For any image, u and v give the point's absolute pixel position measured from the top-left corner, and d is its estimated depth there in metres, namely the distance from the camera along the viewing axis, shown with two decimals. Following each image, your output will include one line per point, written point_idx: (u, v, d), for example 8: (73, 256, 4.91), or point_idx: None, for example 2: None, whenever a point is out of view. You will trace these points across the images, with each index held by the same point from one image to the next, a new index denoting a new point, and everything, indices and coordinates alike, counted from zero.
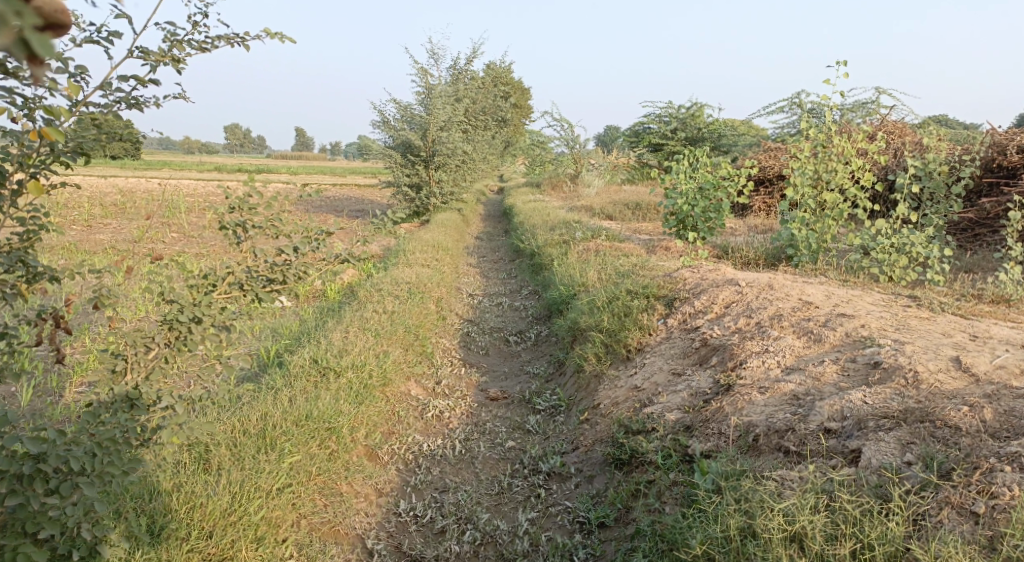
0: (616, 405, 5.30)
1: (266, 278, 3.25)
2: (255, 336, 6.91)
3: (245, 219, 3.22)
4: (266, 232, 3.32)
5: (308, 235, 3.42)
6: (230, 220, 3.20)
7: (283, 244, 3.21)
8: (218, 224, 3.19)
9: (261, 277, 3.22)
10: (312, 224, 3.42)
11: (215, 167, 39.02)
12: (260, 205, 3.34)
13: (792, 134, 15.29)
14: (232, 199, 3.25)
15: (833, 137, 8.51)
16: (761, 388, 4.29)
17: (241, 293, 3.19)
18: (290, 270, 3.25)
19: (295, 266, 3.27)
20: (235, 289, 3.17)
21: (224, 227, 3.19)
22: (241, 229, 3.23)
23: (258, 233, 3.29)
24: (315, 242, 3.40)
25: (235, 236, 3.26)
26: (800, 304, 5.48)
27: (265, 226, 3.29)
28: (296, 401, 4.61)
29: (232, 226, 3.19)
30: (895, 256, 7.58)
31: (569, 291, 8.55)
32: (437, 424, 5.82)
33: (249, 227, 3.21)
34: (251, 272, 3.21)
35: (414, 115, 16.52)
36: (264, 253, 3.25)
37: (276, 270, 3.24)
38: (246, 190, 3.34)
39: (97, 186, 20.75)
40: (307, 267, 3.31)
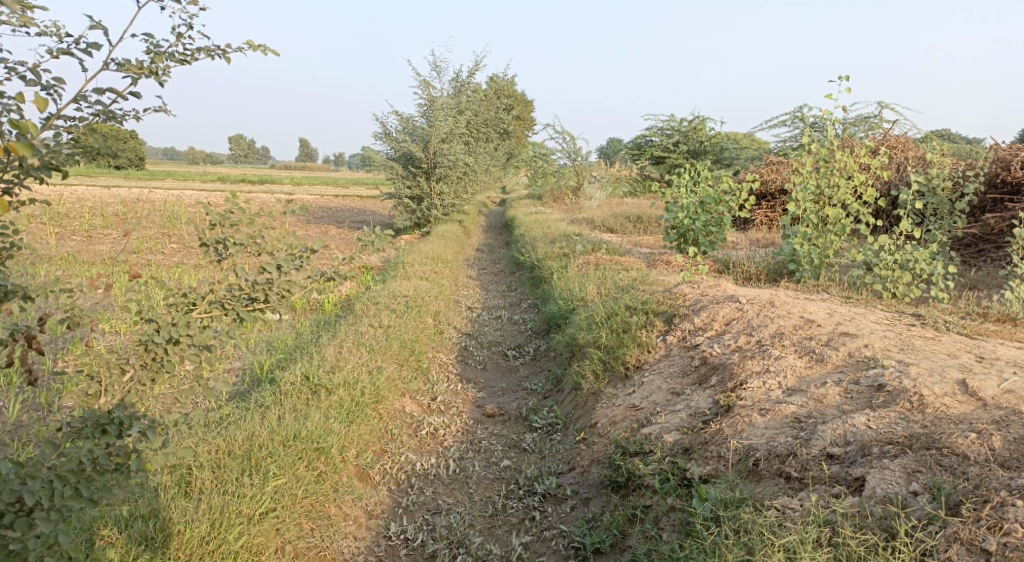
0: (613, 424, 5.19)
1: (247, 295, 3.20)
2: (249, 350, 6.81)
3: (226, 236, 3.16)
4: (247, 249, 3.24)
5: (293, 253, 3.32)
6: (210, 238, 3.17)
7: (264, 263, 3.15)
8: (198, 242, 3.17)
9: (241, 297, 3.18)
10: (297, 241, 3.32)
11: (219, 176, 38.99)
12: (243, 221, 3.26)
13: (794, 148, 15.24)
14: (213, 216, 3.20)
15: (835, 152, 8.41)
16: (762, 410, 4.17)
17: (221, 313, 3.17)
18: (272, 288, 3.18)
19: (277, 283, 3.19)
20: (215, 309, 3.16)
21: (204, 245, 3.16)
22: (221, 247, 3.18)
23: (239, 249, 3.20)
24: (300, 259, 3.31)
25: (216, 254, 3.20)
26: (802, 322, 5.37)
27: (246, 243, 3.21)
28: (284, 420, 4.50)
29: (212, 244, 3.16)
30: (898, 273, 7.48)
31: (568, 306, 8.45)
32: (432, 442, 5.71)
33: (229, 245, 3.15)
34: (230, 292, 3.17)
35: (416, 127, 16.48)
36: (245, 271, 3.18)
37: (257, 290, 3.19)
38: (227, 206, 3.29)
39: (99, 196, 20.74)
40: (291, 285, 3.23)
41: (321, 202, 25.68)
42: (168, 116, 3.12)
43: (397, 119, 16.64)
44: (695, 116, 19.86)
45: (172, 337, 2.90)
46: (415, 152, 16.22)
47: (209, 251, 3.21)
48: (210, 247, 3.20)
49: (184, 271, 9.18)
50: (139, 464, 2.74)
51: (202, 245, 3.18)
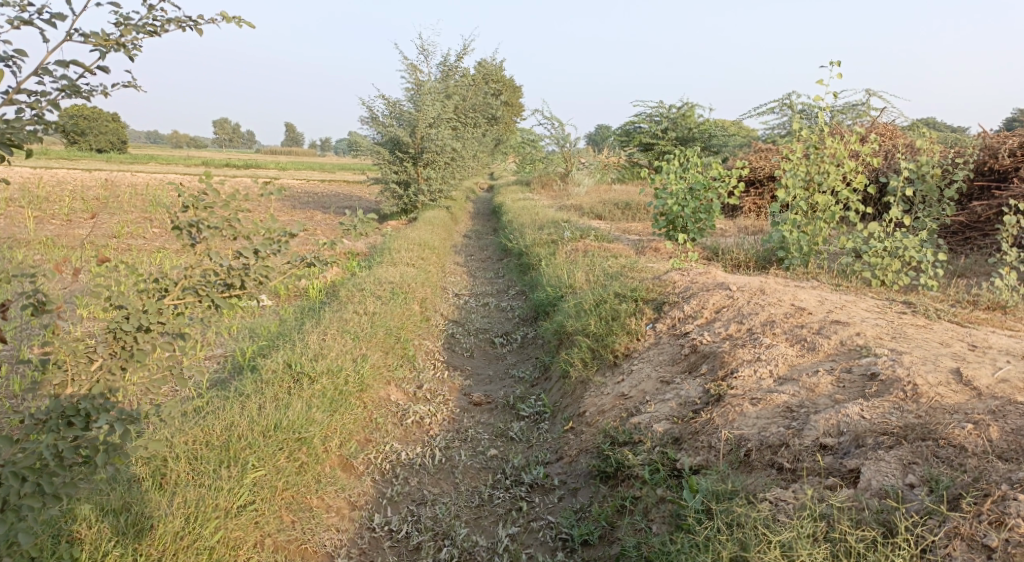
0: (602, 413, 5.12)
1: (222, 282, 3.12)
2: (231, 338, 6.68)
3: (199, 219, 3.06)
4: (223, 233, 3.13)
5: (270, 237, 3.21)
6: (182, 221, 3.07)
7: (240, 247, 3.05)
8: (170, 225, 3.08)
9: (216, 282, 3.10)
10: (275, 224, 3.20)
11: (205, 161, 38.55)
12: (218, 203, 3.14)
13: (782, 135, 15.20)
14: (185, 198, 3.10)
15: (825, 139, 8.34)
16: (753, 399, 4.09)
17: (196, 299, 3.07)
18: (250, 272, 3.11)
19: (254, 268, 3.11)
20: (189, 295, 3.06)
21: (176, 229, 3.05)
22: (195, 230, 3.09)
23: (213, 232, 3.08)
24: (278, 243, 3.19)
25: (190, 238, 3.10)
26: (793, 310, 5.30)
27: (220, 226, 3.09)
28: (265, 410, 4.39)
29: (185, 228, 3.06)
30: (888, 261, 7.43)
31: (556, 293, 8.36)
32: (417, 431, 5.63)
33: (203, 228, 3.05)
34: (204, 279, 3.07)
35: (403, 111, 16.28)
36: (220, 255, 3.08)
37: (233, 275, 3.11)
38: (200, 188, 3.19)
39: (80, 179, 20.42)
40: (269, 270, 3.15)
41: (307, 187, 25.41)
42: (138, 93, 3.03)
43: (384, 103, 16.44)
44: (684, 103, 19.76)
45: (143, 326, 2.83)
46: (402, 137, 16.02)
47: (182, 234, 3.11)
48: (184, 231, 3.09)
49: (166, 256, 9.02)
50: (107, 457, 2.62)
51: (175, 229, 3.08)
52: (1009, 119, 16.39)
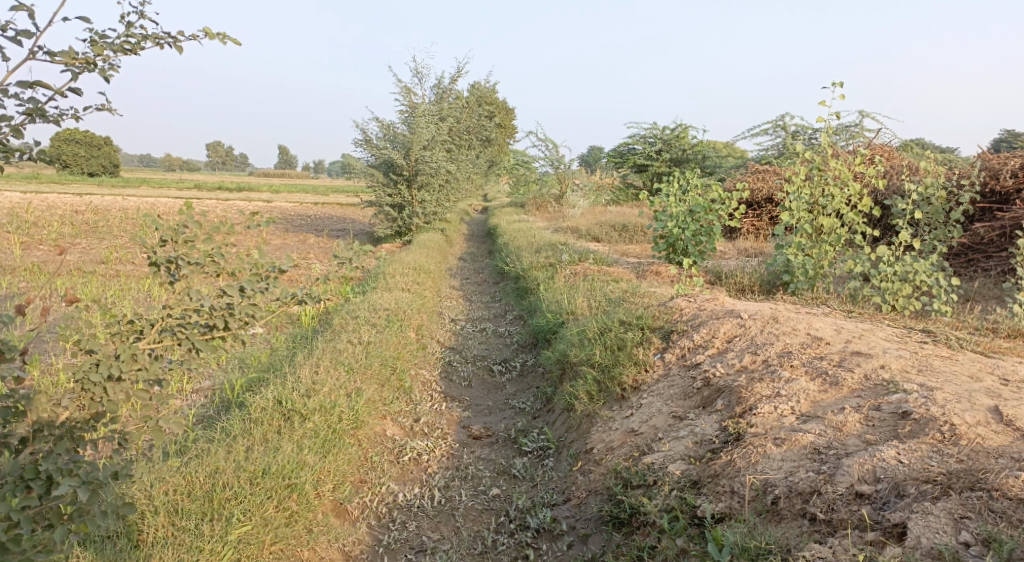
0: (611, 451, 4.87)
1: (202, 323, 2.96)
2: (220, 370, 6.40)
3: (178, 254, 3.02)
4: (205, 270, 3.09)
5: (259, 273, 3.08)
6: (160, 258, 3.02)
7: (224, 286, 2.92)
8: (148, 260, 3.00)
9: (197, 324, 2.94)
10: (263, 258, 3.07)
11: (197, 184, 38.28)
12: (200, 238, 3.08)
13: (777, 156, 15.07)
14: (164, 231, 3.02)
15: (829, 160, 8.14)
16: (776, 439, 3.82)
17: (174, 342, 2.92)
18: (235, 310, 2.94)
19: (238, 308, 2.95)
20: (167, 337, 2.90)
21: (154, 265, 2.99)
22: (173, 267, 3.04)
23: (194, 269, 3.06)
24: (267, 280, 3.09)
25: (168, 275, 3.05)
26: (810, 340, 5.04)
27: (203, 262, 3.06)
28: (252, 454, 4.20)
29: (163, 264, 3.00)
30: (898, 285, 7.17)
31: (556, 319, 8.10)
32: (415, 469, 5.35)
33: (181, 263, 3.00)
34: (183, 321, 2.91)
35: (397, 134, 16.03)
36: (201, 294, 2.95)
37: (215, 316, 2.94)
38: (179, 219, 3.06)
39: (70, 203, 20.08)
40: (254, 310, 3.01)
41: (300, 210, 25.14)
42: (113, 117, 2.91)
43: (378, 125, 16.21)
44: (677, 124, 19.68)
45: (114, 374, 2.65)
46: (396, 159, 15.80)
47: (160, 271, 3.05)
48: (161, 267, 3.04)
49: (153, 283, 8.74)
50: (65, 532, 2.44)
51: (153, 265, 3.02)
52: (1001, 137, 16.39)
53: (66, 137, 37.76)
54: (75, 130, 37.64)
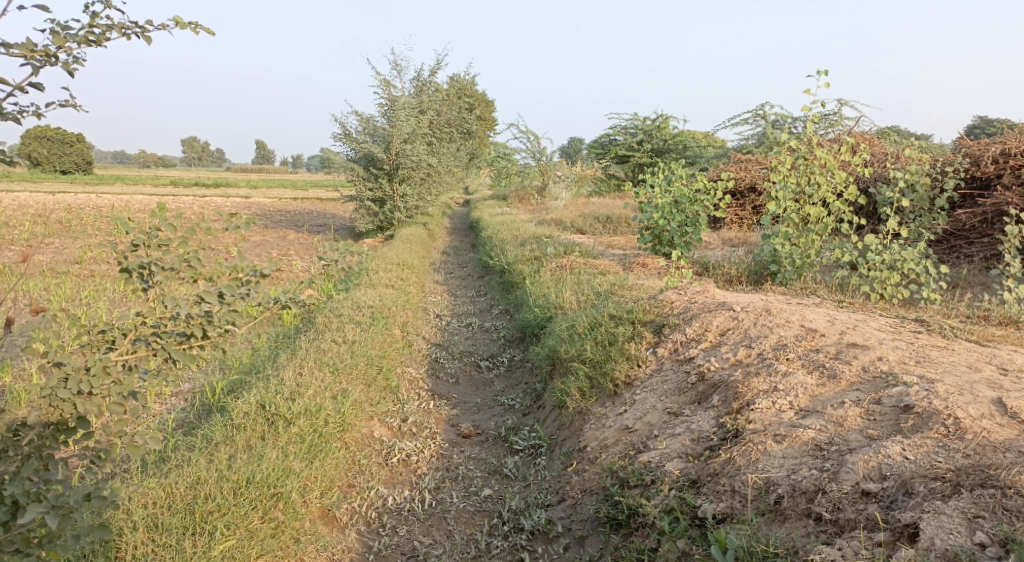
0: (605, 449, 4.78)
1: (178, 332, 3.03)
2: (200, 372, 6.25)
3: (151, 259, 2.99)
4: (180, 275, 3.07)
5: (238, 277, 3.20)
6: (132, 263, 2.99)
7: (204, 292, 3.00)
8: (120, 267, 2.98)
9: (173, 333, 3.00)
10: (243, 263, 3.22)
11: (174, 181, 37.75)
12: (173, 242, 3.06)
13: (759, 146, 15.03)
14: (136, 236, 3.00)
15: (815, 148, 8.03)
16: (777, 435, 3.73)
17: (149, 352, 2.97)
18: (215, 316, 3.03)
19: (216, 316, 3.04)
20: (140, 347, 2.95)
21: (126, 270, 2.97)
22: (146, 272, 3.00)
23: (169, 274, 3.03)
24: (245, 286, 3.17)
25: (141, 280, 3.02)
26: (805, 332, 4.95)
27: (177, 267, 3.03)
28: (235, 463, 4.11)
29: (135, 270, 2.98)
30: (887, 273, 7.06)
31: (543, 314, 7.99)
32: (404, 470, 5.24)
33: (154, 269, 2.97)
34: (158, 331, 2.98)
35: (376, 128, 15.82)
36: (178, 302, 3.01)
37: (193, 324, 3.02)
38: (153, 223, 3.06)
39: (43, 203, 19.63)
40: (233, 317, 3.09)
41: (280, 206, 24.82)
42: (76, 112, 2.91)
43: (357, 119, 15.97)
44: (658, 115, 19.63)
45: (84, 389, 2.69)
46: (376, 153, 15.59)
47: (132, 277, 3.02)
48: (133, 273, 3.01)
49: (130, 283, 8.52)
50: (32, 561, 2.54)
51: (124, 271, 2.99)
52: (975, 123, 16.48)
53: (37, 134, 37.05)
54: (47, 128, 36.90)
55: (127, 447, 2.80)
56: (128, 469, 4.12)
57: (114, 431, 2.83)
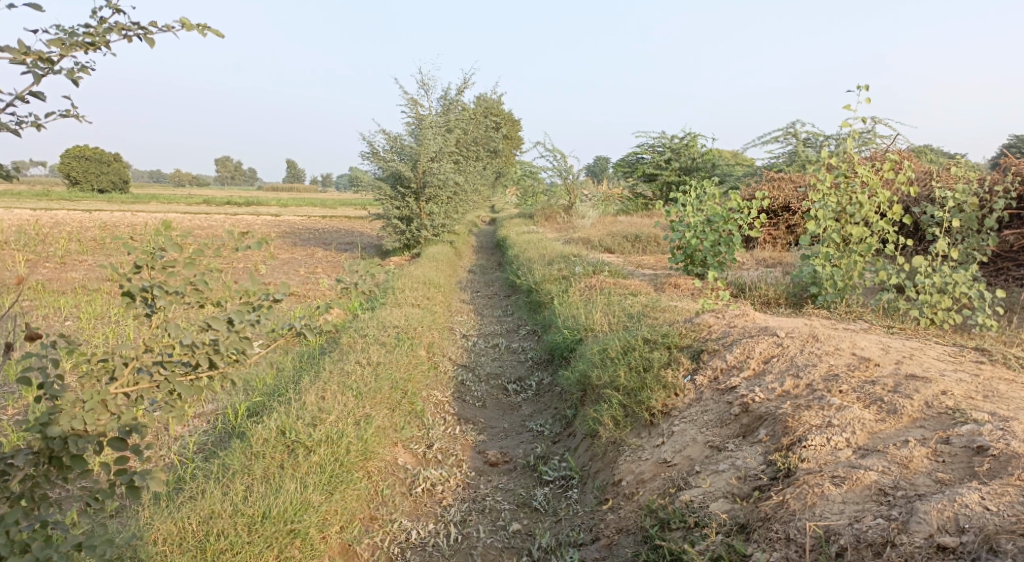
0: (642, 484, 4.50)
1: (182, 363, 2.90)
2: (222, 394, 6.05)
3: (155, 283, 2.91)
4: (184, 299, 3.03)
5: (248, 301, 3.17)
6: (134, 286, 2.90)
7: (212, 318, 2.89)
8: (122, 289, 2.88)
9: (177, 363, 2.87)
10: (254, 287, 3.18)
11: (206, 199, 38.10)
12: (178, 264, 3.01)
13: (792, 164, 14.67)
14: (141, 258, 2.93)
15: (857, 166, 7.64)
16: (835, 477, 3.43)
17: (151, 383, 2.82)
18: (222, 343, 2.90)
19: (223, 344, 2.91)
20: (142, 379, 2.79)
21: (128, 294, 2.88)
22: (149, 296, 2.94)
23: (173, 298, 2.98)
24: (255, 311, 3.13)
25: (144, 305, 2.96)
26: (857, 361, 4.61)
27: (183, 292, 2.99)
28: (251, 495, 3.89)
29: (138, 293, 2.89)
30: (937, 297, 6.66)
31: (572, 336, 7.68)
32: (428, 501, 4.98)
33: (158, 291, 2.90)
34: (161, 362, 2.83)
35: (404, 146, 15.66)
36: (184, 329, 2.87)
37: (199, 353, 2.91)
38: (157, 242, 3.02)
39: (78, 221, 19.77)
40: (243, 343, 3.00)
41: (309, 224, 24.85)
42: (81, 123, 2.81)
43: (385, 137, 15.84)
44: (687, 133, 19.34)
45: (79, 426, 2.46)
46: (404, 171, 15.45)
47: (134, 302, 2.95)
48: (135, 297, 2.93)
49: None
50: None
51: (126, 294, 2.90)
52: (1012, 143, 15.98)
53: (74, 153, 37.67)
54: (84, 147, 37.50)
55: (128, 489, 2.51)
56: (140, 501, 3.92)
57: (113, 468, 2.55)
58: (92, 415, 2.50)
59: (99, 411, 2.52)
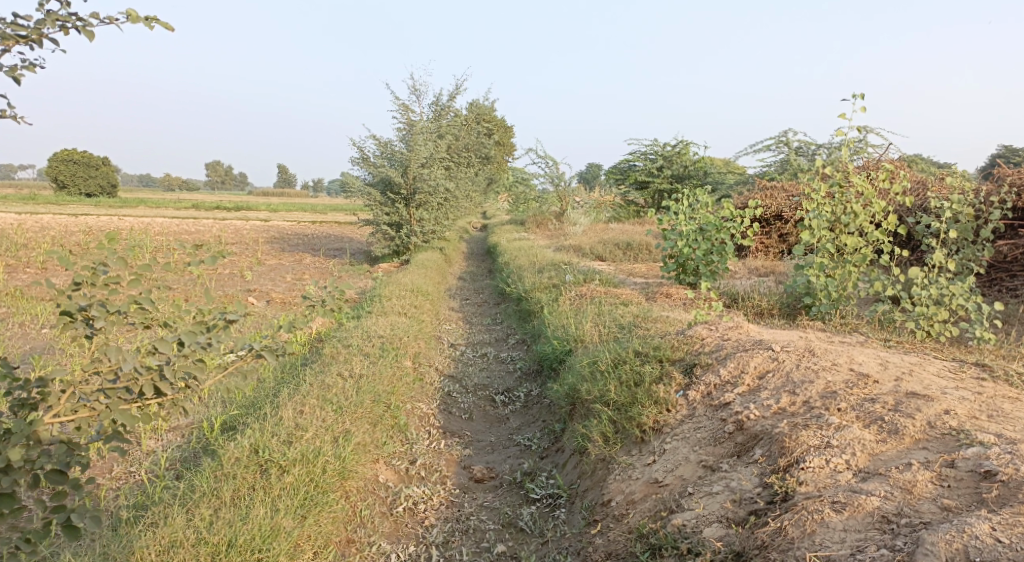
0: (632, 506, 4.32)
1: (126, 390, 2.72)
2: (199, 407, 5.83)
3: (97, 301, 2.74)
4: (129, 320, 2.86)
5: (203, 323, 2.89)
6: (72, 305, 2.74)
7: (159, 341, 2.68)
8: (60, 310, 2.73)
9: (118, 390, 2.69)
10: (209, 305, 2.92)
11: (196, 204, 37.75)
12: (122, 281, 2.84)
13: (784, 172, 14.55)
14: (81, 274, 2.76)
15: (851, 175, 7.48)
16: (835, 503, 3.28)
17: (91, 412, 2.66)
18: (168, 369, 2.71)
19: (168, 370, 2.72)
20: (81, 406, 2.64)
21: (66, 314, 2.73)
22: (89, 316, 2.77)
23: (114, 318, 2.81)
24: (211, 331, 2.87)
25: (84, 325, 2.78)
26: (856, 378, 4.44)
27: (127, 311, 2.81)
28: (217, 520, 3.91)
29: (76, 313, 2.74)
30: (934, 310, 6.50)
31: (562, 346, 7.50)
32: (409, 521, 4.79)
33: (97, 311, 2.73)
34: (102, 389, 2.68)
35: (394, 152, 15.47)
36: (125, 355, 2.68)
37: (142, 381, 2.70)
38: (100, 256, 2.83)
39: (64, 225, 19.46)
40: (196, 369, 2.78)
41: (299, 230, 24.61)
42: (16, 124, 2.79)
43: (374, 143, 15.65)
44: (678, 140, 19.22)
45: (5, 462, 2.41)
46: (393, 177, 15.26)
47: (76, 322, 2.77)
48: (76, 317, 2.76)
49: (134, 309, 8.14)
50: None
51: (66, 315, 2.75)
52: (1001, 153, 15.92)
53: (64, 157, 37.30)
54: (74, 151, 37.19)
55: (62, 529, 2.47)
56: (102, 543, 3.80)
57: (51, 506, 2.51)
58: (22, 449, 2.46)
59: (30, 444, 2.51)
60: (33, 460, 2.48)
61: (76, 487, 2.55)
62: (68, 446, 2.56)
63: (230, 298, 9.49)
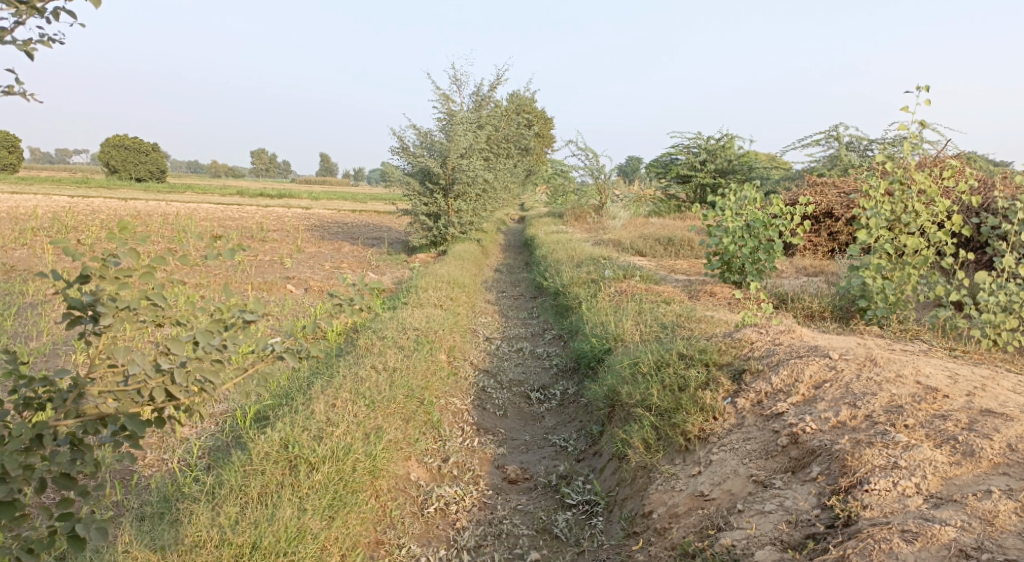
0: (675, 519, 4.06)
1: (138, 393, 2.58)
2: (230, 396, 5.69)
3: (107, 294, 2.59)
4: (138, 316, 2.70)
5: (221, 319, 2.74)
6: (76, 301, 2.57)
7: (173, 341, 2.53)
8: (64, 304, 2.55)
9: (128, 392, 2.53)
10: (228, 302, 2.76)
11: (240, 191, 38.18)
12: (133, 275, 2.68)
13: (833, 169, 14.05)
14: (89, 267, 2.60)
15: (914, 172, 7.03)
16: (906, 532, 3.02)
17: (100, 415, 2.50)
18: (182, 372, 2.56)
19: (181, 373, 2.56)
20: (90, 408, 2.50)
21: (69, 309, 2.55)
22: (94, 313, 2.60)
23: (123, 314, 2.66)
24: (230, 328, 2.71)
25: (88, 322, 2.61)
26: (924, 392, 4.10)
27: (136, 307, 2.65)
28: (242, 520, 3.74)
29: (80, 309, 2.56)
30: (1003, 318, 6.08)
31: (601, 345, 7.22)
32: (440, 524, 4.58)
33: (106, 307, 2.57)
34: (111, 391, 2.52)
35: (434, 142, 15.27)
36: (137, 355, 2.53)
37: (153, 384, 2.54)
38: (108, 247, 2.66)
39: (109, 209, 19.59)
40: (213, 374, 2.62)
41: (338, 217, 24.59)
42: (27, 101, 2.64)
43: (414, 133, 15.46)
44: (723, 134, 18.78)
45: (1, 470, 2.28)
46: (433, 167, 15.06)
47: (77, 318, 2.60)
48: (79, 314, 2.59)
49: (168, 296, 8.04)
50: None
51: (67, 312, 2.58)
52: None
53: (113, 142, 37.82)
54: (122, 136, 37.76)
55: (67, 540, 2.34)
56: (120, 539, 3.62)
57: (56, 514, 2.38)
58: (22, 455, 2.33)
59: (32, 449, 2.37)
60: (34, 468, 2.35)
61: (82, 493, 2.45)
62: (75, 450, 2.42)
63: (266, 286, 9.37)
